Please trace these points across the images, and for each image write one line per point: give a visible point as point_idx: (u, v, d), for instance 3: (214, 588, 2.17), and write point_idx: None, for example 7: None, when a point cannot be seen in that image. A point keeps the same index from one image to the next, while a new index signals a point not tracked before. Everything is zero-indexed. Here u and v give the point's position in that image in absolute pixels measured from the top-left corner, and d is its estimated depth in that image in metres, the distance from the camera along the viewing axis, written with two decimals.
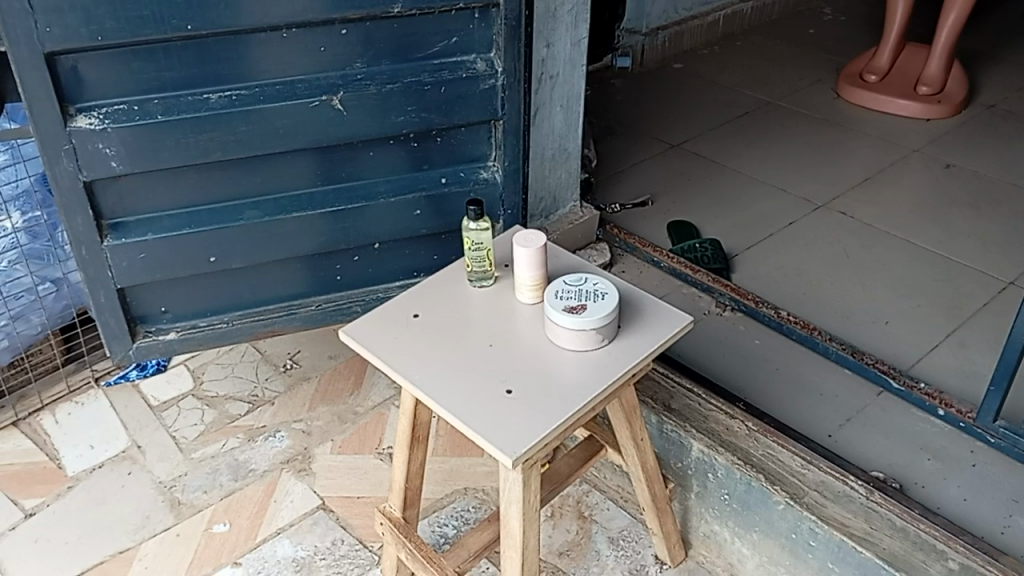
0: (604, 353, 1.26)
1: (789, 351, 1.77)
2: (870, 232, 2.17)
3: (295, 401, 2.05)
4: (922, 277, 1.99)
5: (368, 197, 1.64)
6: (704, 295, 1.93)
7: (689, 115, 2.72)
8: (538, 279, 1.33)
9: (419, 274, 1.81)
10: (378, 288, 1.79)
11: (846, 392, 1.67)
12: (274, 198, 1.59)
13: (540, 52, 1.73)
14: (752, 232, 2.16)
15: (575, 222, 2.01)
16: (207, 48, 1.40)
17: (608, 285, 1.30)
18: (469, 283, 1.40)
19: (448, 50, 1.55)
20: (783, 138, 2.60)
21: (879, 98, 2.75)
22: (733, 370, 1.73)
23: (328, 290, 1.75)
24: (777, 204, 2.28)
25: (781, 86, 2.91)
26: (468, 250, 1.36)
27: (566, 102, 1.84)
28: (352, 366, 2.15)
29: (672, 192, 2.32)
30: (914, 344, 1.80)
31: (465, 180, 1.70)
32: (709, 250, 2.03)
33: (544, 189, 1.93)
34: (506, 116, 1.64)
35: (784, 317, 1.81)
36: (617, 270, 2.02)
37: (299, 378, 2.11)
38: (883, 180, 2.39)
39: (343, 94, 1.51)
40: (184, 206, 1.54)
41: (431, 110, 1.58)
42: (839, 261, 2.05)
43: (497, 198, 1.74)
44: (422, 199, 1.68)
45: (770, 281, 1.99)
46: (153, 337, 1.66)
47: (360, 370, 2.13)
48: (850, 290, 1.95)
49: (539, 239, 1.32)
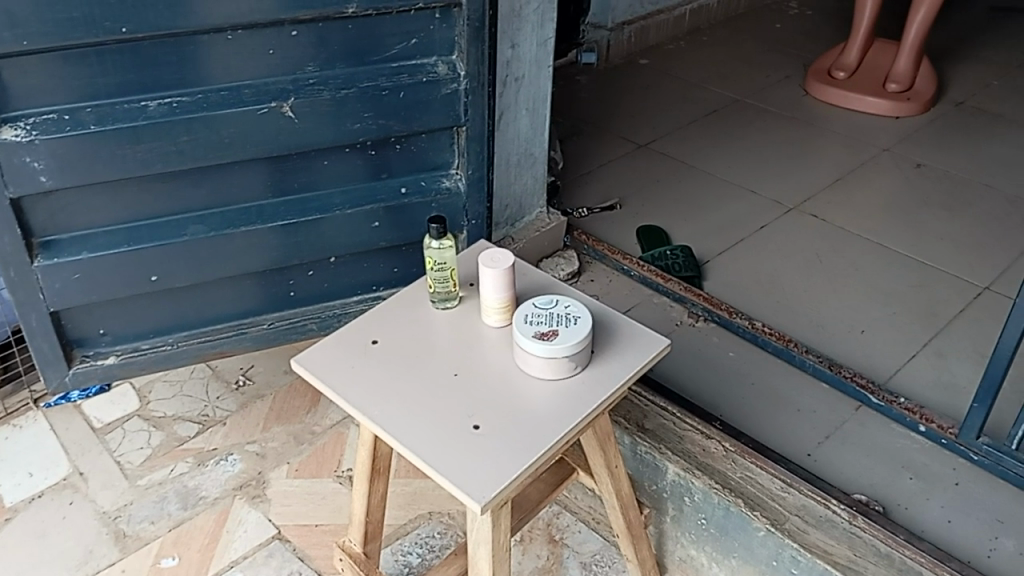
0: (577, 382, 1.17)
1: (764, 364, 1.70)
2: (842, 236, 2.11)
3: (248, 421, 1.94)
4: (897, 283, 1.94)
5: (323, 209, 1.54)
6: (675, 305, 1.86)
7: (656, 113, 2.65)
8: (507, 301, 1.24)
9: (378, 288, 1.72)
10: (335, 303, 1.69)
11: (825, 407, 1.60)
12: (221, 211, 1.48)
13: (505, 54, 1.64)
14: (724, 236, 2.10)
15: (542, 229, 1.92)
16: (144, 51, 1.29)
17: (580, 308, 1.21)
18: (432, 304, 1.31)
19: (406, 52, 1.46)
20: (752, 137, 2.54)
21: (848, 95, 2.70)
22: (708, 385, 1.66)
23: (281, 307, 1.65)
24: (747, 206, 2.21)
25: (749, 83, 2.85)
26: (430, 270, 1.28)
27: (532, 105, 1.75)
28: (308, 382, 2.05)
29: (640, 194, 2.25)
30: (891, 353, 1.74)
31: (426, 190, 1.60)
32: (680, 257, 1.95)
33: (510, 195, 1.84)
34: (469, 122, 1.55)
35: (760, 329, 1.75)
36: (586, 279, 1.94)
37: (252, 396, 2.01)
38: (855, 181, 2.34)
39: (294, 101, 1.40)
40: (121, 222, 1.43)
41: (390, 116, 1.48)
42: (812, 266, 1.99)
43: (460, 208, 1.64)
44: (381, 210, 1.58)
45: (743, 289, 1.92)
46: (92, 363, 1.56)
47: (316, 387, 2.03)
48: (824, 296, 1.89)
49: (506, 258, 1.24)
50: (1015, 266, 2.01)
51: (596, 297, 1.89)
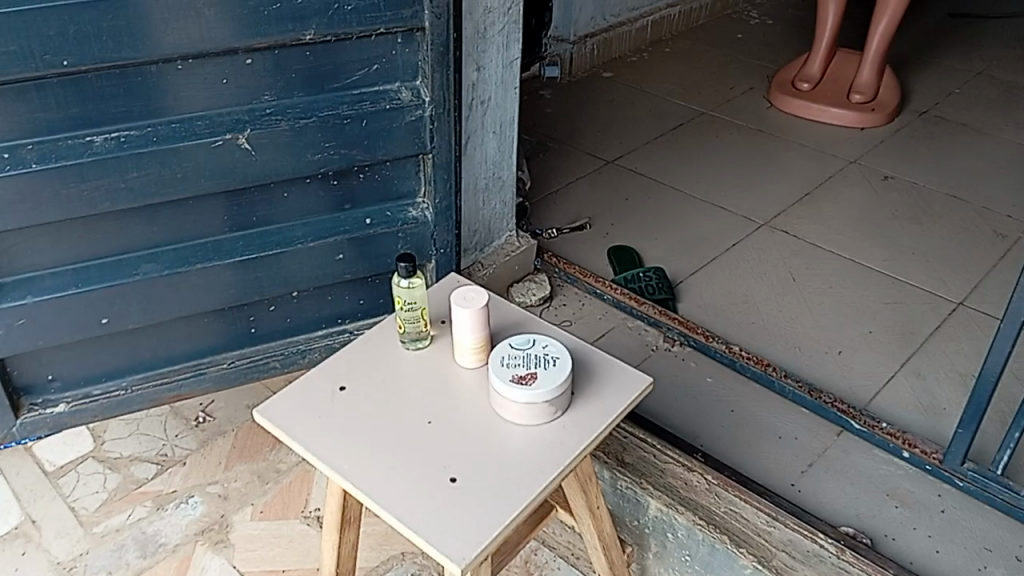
0: (557, 427, 1.12)
1: (743, 389, 1.66)
2: (814, 252, 2.09)
3: (209, 461, 1.86)
4: (871, 300, 1.92)
5: (284, 243, 1.47)
6: (650, 329, 1.81)
7: (622, 128, 2.61)
8: (482, 341, 1.18)
9: (343, 321, 1.64)
10: (298, 338, 1.61)
11: (805, 433, 1.57)
12: (174, 249, 1.40)
13: (470, 77, 1.58)
14: (696, 255, 2.06)
15: (511, 253, 1.87)
16: (88, 84, 1.21)
17: (559, 347, 1.16)
18: (401, 344, 1.24)
19: (368, 79, 1.39)
20: (719, 151, 2.51)
21: (813, 107, 2.69)
22: (687, 413, 1.61)
23: (242, 345, 1.57)
24: (718, 223, 2.18)
25: (714, 95, 2.83)
26: (400, 310, 1.21)
27: (499, 128, 1.70)
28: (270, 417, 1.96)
29: (609, 213, 2.20)
30: (869, 374, 1.72)
31: (392, 220, 1.54)
32: (653, 279, 1.91)
33: (478, 221, 1.79)
34: (436, 150, 1.49)
35: (737, 353, 1.71)
36: (557, 303, 1.89)
37: (212, 433, 1.92)
38: (824, 195, 2.32)
39: (250, 132, 1.33)
40: (67, 263, 1.35)
41: (352, 145, 1.41)
42: (785, 285, 1.96)
43: (428, 238, 1.58)
44: (344, 242, 1.51)
45: (718, 310, 1.88)
46: (40, 412, 1.46)
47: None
48: (801, 317, 1.87)
49: (480, 297, 1.19)
50: (987, 280, 2.00)
51: (569, 322, 1.83)
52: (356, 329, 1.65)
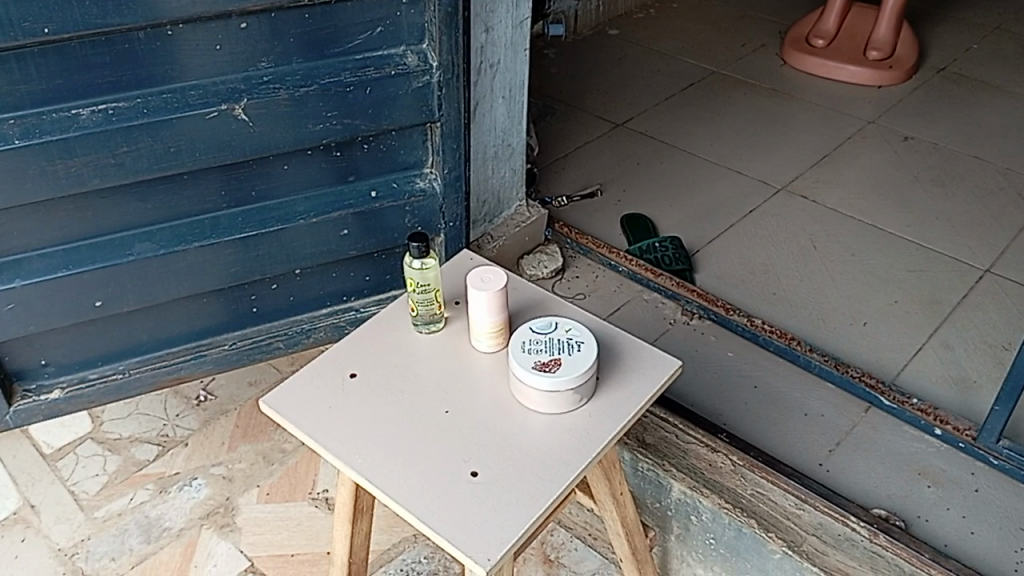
0: (581, 415, 1.05)
1: (766, 364, 1.60)
2: (835, 218, 2.01)
3: (212, 441, 1.80)
4: (895, 269, 1.86)
5: (286, 219, 1.39)
6: (667, 302, 1.75)
7: (631, 89, 2.51)
8: (499, 325, 1.12)
9: (348, 298, 1.57)
10: (302, 317, 1.54)
11: (833, 409, 1.52)
12: (169, 226, 1.32)
13: (479, 38, 1.49)
14: (712, 222, 1.98)
15: (522, 224, 1.79)
16: (71, 53, 1.13)
17: (583, 331, 1.09)
18: (413, 327, 1.17)
19: (372, 42, 1.30)
20: (733, 112, 2.42)
21: (828, 64, 2.58)
22: (708, 390, 1.55)
23: (243, 325, 1.50)
24: (733, 188, 2.10)
25: (725, 53, 2.72)
26: (412, 292, 1.14)
27: (509, 92, 1.61)
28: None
29: (621, 179, 2.12)
30: (896, 348, 1.66)
31: (398, 193, 1.46)
32: (669, 249, 1.84)
33: (487, 191, 1.71)
34: (443, 118, 1.40)
35: (760, 327, 1.65)
36: (570, 275, 1.82)
37: (214, 412, 1.86)
38: (842, 157, 2.24)
39: (247, 102, 1.25)
40: (56, 243, 1.27)
41: (355, 114, 1.33)
42: (805, 255, 1.89)
43: (436, 210, 1.50)
44: (348, 217, 1.44)
45: (737, 280, 1.82)
46: (34, 398, 1.40)
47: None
48: (823, 287, 1.80)
49: (498, 279, 1.12)
50: (1014, 245, 1.93)
51: (583, 295, 1.77)
52: (362, 306, 1.58)
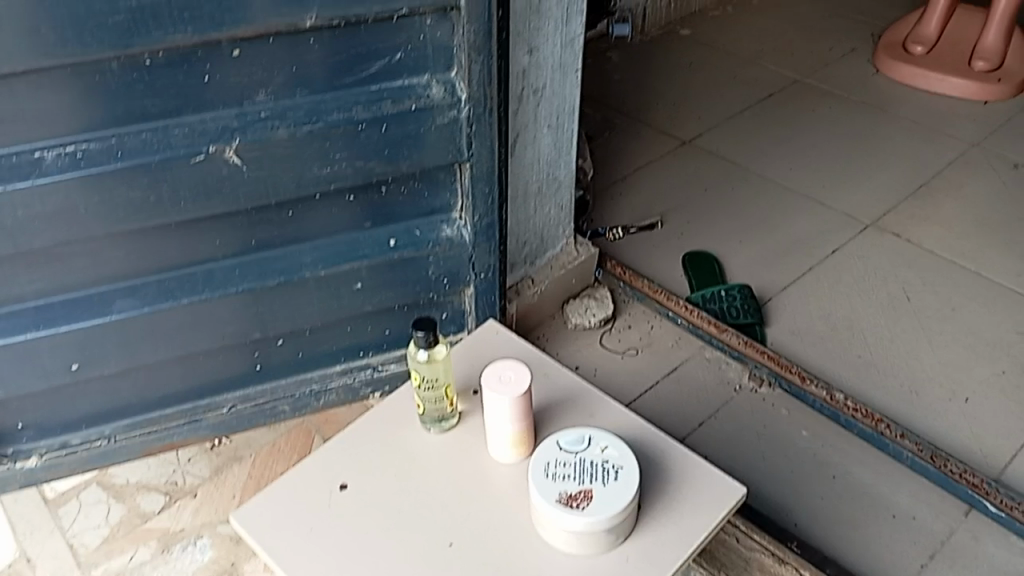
0: (613, 562, 0.84)
1: (847, 450, 1.38)
2: (933, 264, 1.75)
3: (224, 492, 1.35)
4: (1003, 330, 1.60)
5: (290, 272, 1.21)
6: (732, 363, 1.53)
7: (704, 99, 2.25)
8: (523, 433, 0.92)
9: (365, 353, 1.38)
10: (312, 375, 1.37)
11: (926, 511, 1.30)
12: (154, 280, 1.16)
13: (521, 62, 1.28)
14: (788, 263, 1.75)
15: (568, 265, 1.58)
16: (31, 83, 0.96)
17: (623, 451, 0.88)
18: (422, 425, 0.98)
19: (391, 70, 1.10)
20: (818, 129, 2.15)
21: (925, 75, 2.28)
22: (776, 481, 1.34)
23: (246, 385, 1.34)
24: (816, 223, 1.85)
25: (810, 58, 2.44)
26: (417, 387, 0.95)
27: (555, 120, 1.39)
28: (295, 442, 1.41)
29: (686, 208, 1.89)
30: (1003, 433, 1.41)
31: (421, 241, 1.26)
32: (738, 299, 1.62)
33: (529, 230, 1.50)
34: (475, 158, 1.20)
35: (843, 405, 1.41)
36: (622, 325, 1.61)
37: (228, 458, 1.39)
38: (943, 187, 1.96)
39: (240, 142, 1.06)
40: (28, 300, 1.11)
41: (369, 155, 1.14)
42: (897, 308, 1.65)
43: (465, 260, 1.30)
44: (362, 269, 1.25)
45: (814, 338, 1.59)
46: (9, 465, 1.26)
47: (304, 447, 1.40)
48: (917, 350, 1.56)
49: (520, 377, 0.91)
50: None
51: (635, 351, 1.56)
52: (381, 364, 1.39)
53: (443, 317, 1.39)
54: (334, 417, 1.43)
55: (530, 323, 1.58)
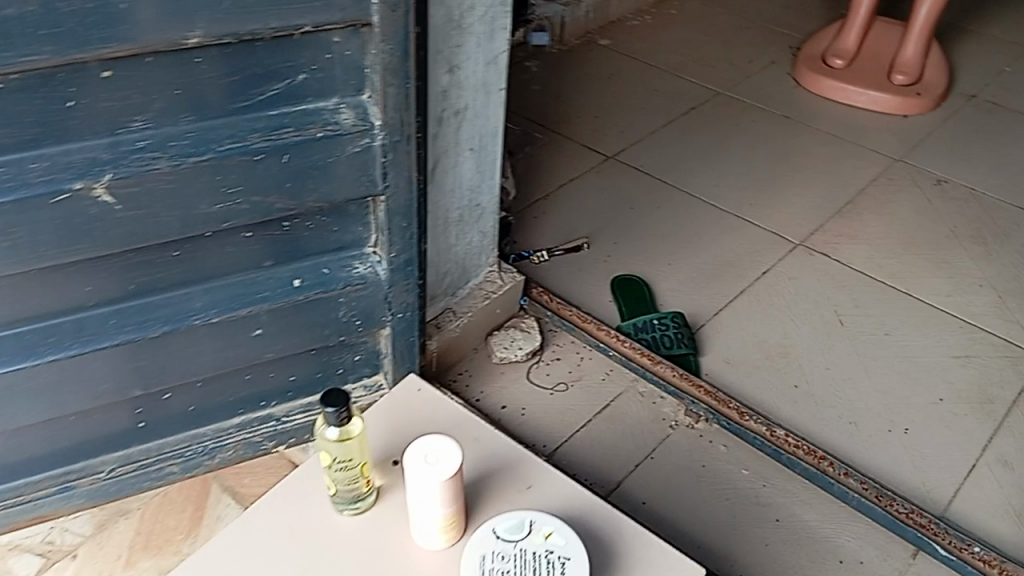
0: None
1: (789, 489, 1.32)
2: (863, 285, 1.71)
3: (109, 549, 1.17)
4: (937, 354, 1.56)
5: (176, 320, 1.06)
6: (667, 398, 1.44)
7: (626, 112, 2.17)
8: (453, 518, 0.80)
9: (266, 403, 1.24)
10: (206, 430, 1.22)
11: (873, 554, 1.24)
12: (13, 335, 0.99)
13: (440, 81, 1.16)
14: (719, 287, 1.68)
15: (492, 296, 1.47)
16: None
17: (568, 537, 0.78)
18: (334, 508, 0.85)
19: (293, 93, 0.97)
20: (742, 144, 2.10)
21: (847, 88, 2.26)
22: (716, 527, 1.27)
23: (129, 443, 1.18)
24: (744, 243, 1.79)
25: (730, 70, 2.39)
26: (329, 469, 0.83)
27: (478, 144, 1.28)
28: (190, 492, 1.24)
29: (613, 228, 1.80)
30: (944, 464, 1.37)
31: (330, 280, 1.12)
32: (670, 329, 1.54)
33: (449, 260, 1.38)
34: (390, 191, 1.07)
35: (783, 441, 1.35)
36: (550, 358, 1.50)
37: (112, 512, 1.21)
38: (869, 204, 1.93)
39: (111, 178, 0.91)
40: None
41: (268, 189, 1.00)
42: (831, 333, 1.59)
43: (380, 300, 1.17)
44: (263, 313, 1.11)
45: (749, 368, 1.52)
46: None
47: (199, 498, 1.24)
48: (853, 378, 1.51)
49: (450, 455, 0.80)
50: None
51: (566, 386, 1.46)
52: (286, 415, 1.25)
53: (356, 360, 1.25)
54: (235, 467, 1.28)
55: (451, 358, 1.46)
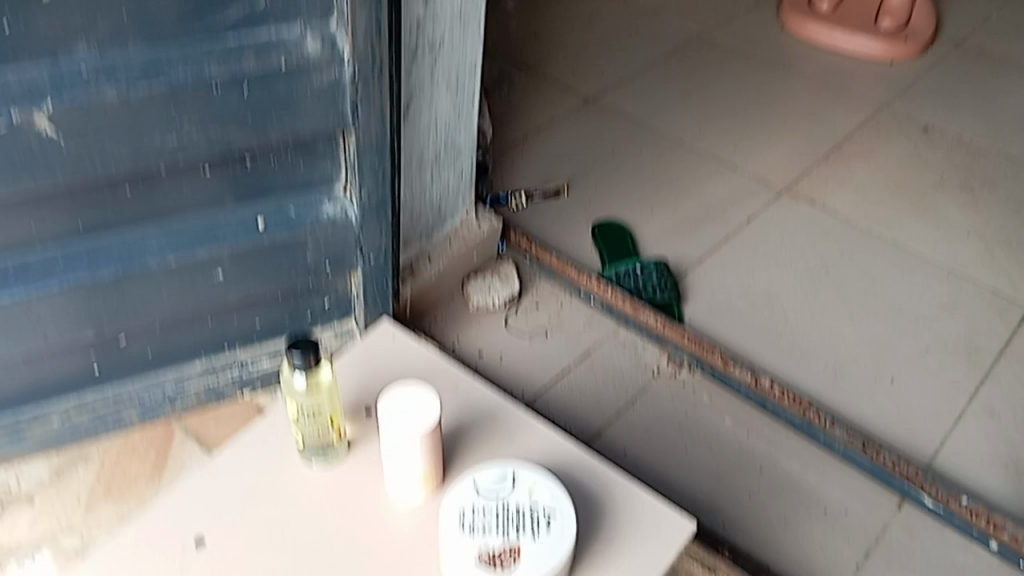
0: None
1: (774, 439, 1.28)
2: (849, 233, 1.67)
3: (68, 497, 1.12)
4: (923, 303, 1.53)
5: (131, 261, 1.00)
6: (649, 346, 1.40)
7: (607, 53, 2.09)
8: (430, 472, 0.76)
9: (230, 348, 1.18)
10: (167, 375, 1.16)
11: (858, 504, 1.21)
12: None
13: (415, 11, 1.08)
14: (703, 233, 1.63)
15: (468, 241, 1.41)
16: None
17: (555, 491, 0.73)
18: (302, 462, 0.80)
19: (253, 19, 0.88)
20: (726, 87, 2.03)
21: (832, 33, 2.19)
22: (699, 476, 1.23)
23: (83, 389, 1.12)
24: (729, 189, 1.73)
25: (714, 11, 2.31)
26: (296, 421, 0.78)
27: (455, 79, 1.20)
28: (153, 439, 1.19)
29: (593, 172, 1.74)
30: (930, 414, 1.34)
31: (296, 222, 1.06)
32: (653, 275, 1.49)
33: (424, 203, 1.31)
34: (362, 126, 1.00)
35: (769, 390, 1.32)
36: (529, 304, 1.45)
37: (71, 458, 1.16)
38: (855, 151, 1.88)
39: (54, 106, 0.84)
40: None
41: (228, 121, 0.92)
42: (816, 281, 1.55)
43: (351, 243, 1.11)
44: (224, 256, 1.04)
45: (733, 316, 1.47)
46: None
47: (163, 444, 1.18)
48: (839, 326, 1.47)
49: (428, 407, 0.74)
50: None
51: (545, 334, 1.41)
52: (252, 360, 1.20)
53: (326, 306, 1.19)
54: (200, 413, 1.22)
55: (426, 304, 1.40)
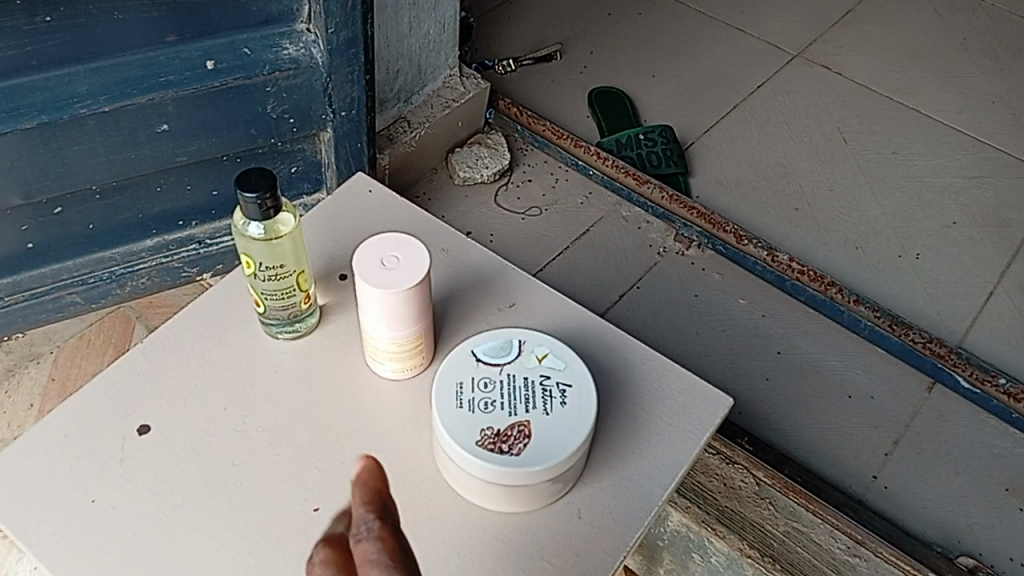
0: (550, 525, 0.60)
1: (793, 320, 1.17)
2: (868, 100, 1.52)
3: (18, 399, 1.00)
4: (949, 175, 1.40)
5: (56, 108, 0.83)
6: (654, 222, 1.26)
7: None
8: (412, 341, 0.63)
9: (186, 223, 1.04)
10: (112, 253, 1.01)
11: (885, 389, 1.11)
12: None
13: None
14: (709, 101, 1.48)
15: (453, 103, 1.25)
16: None
17: (569, 361, 0.62)
18: (266, 332, 0.68)
19: None
20: None
21: None
22: (713, 362, 1.12)
23: (18, 268, 0.97)
24: (736, 54, 1.57)
25: None
26: (254, 277, 0.65)
27: None
28: (111, 332, 1.07)
29: (588, 36, 1.56)
30: (959, 292, 1.23)
31: (251, 63, 0.89)
32: (657, 145, 1.35)
33: (402, 56, 1.15)
34: None
35: (786, 267, 1.19)
36: (519, 178, 1.30)
37: (21, 356, 1.04)
38: (872, 13, 1.72)
39: None
40: None
41: None
42: (833, 152, 1.42)
43: (318, 92, 0.95)
44: (168, 103, 0.88)
45: (745, 190, 1.34)
46: None
47: (123, 338, 1.06)
48: (860, 200, 1.35)
49: (411, 261, 0.60)
50: None
51: (539, 210, 1.27)
52: (211, 237, 1.06)
53: (292, 173, 1.05)
54: (160, 301, 1.10)
55: (407, 177, 1.26)
